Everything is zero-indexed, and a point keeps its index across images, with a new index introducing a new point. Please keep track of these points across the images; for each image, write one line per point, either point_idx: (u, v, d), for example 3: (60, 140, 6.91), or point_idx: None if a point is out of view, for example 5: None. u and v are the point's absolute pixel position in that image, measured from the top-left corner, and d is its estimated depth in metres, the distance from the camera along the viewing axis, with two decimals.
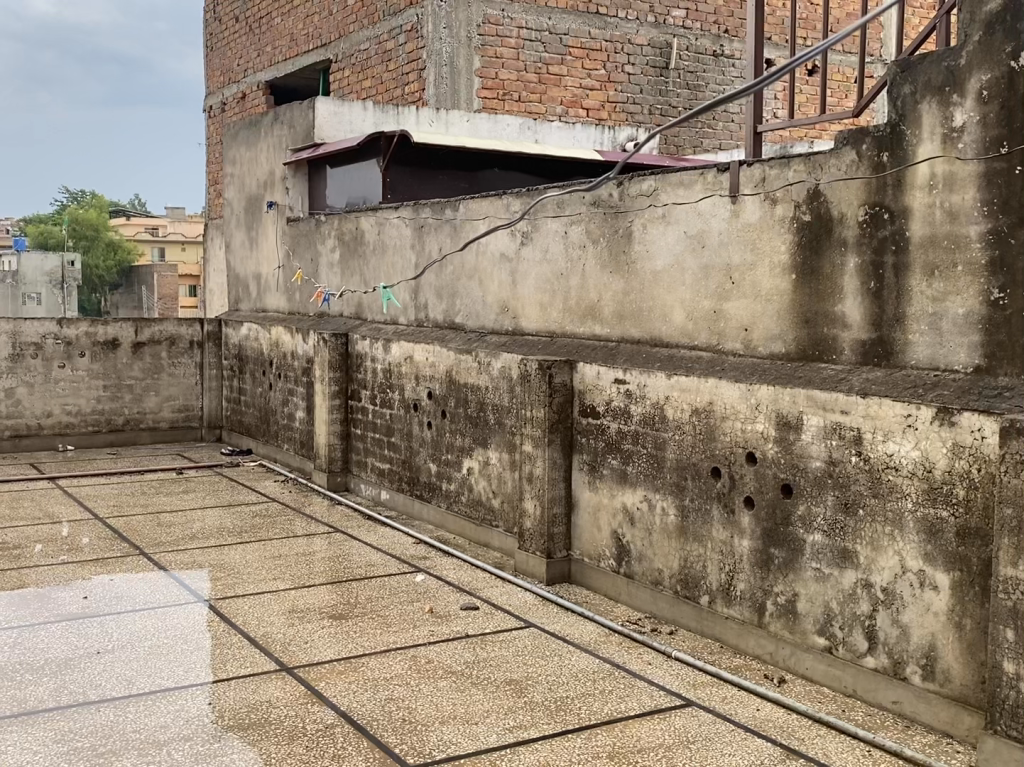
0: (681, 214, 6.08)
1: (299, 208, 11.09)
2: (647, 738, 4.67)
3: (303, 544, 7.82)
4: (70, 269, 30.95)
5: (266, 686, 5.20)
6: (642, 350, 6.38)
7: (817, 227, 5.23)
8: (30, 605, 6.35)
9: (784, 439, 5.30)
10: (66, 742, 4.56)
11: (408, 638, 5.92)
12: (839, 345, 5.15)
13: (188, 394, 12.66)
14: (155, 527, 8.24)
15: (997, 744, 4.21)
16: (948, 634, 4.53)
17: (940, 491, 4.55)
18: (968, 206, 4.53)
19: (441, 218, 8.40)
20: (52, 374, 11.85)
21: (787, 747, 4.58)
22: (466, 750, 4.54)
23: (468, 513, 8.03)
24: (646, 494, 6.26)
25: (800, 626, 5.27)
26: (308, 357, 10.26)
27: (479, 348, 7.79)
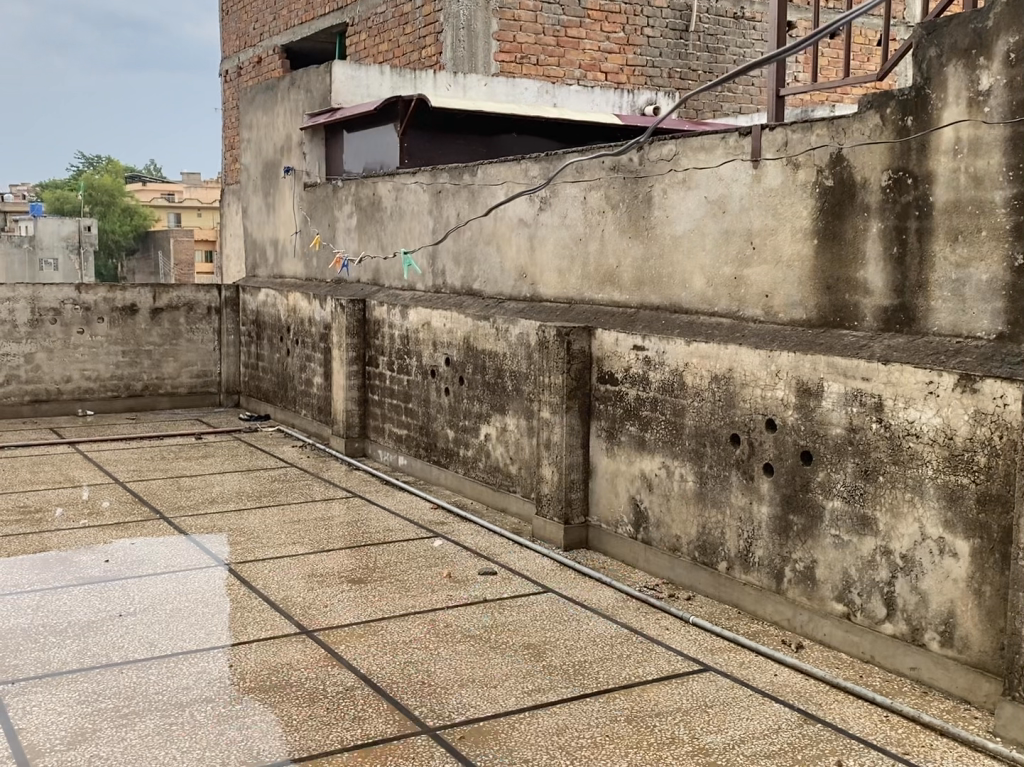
0: (702, 178, 6.03)
1: (317, 174, 11.03)
2: (665, 703, 4.69)
3: (322, 509, 7.86)
4: (87, 234, 31.03)
5: (286, 649, 5.25)
6: (662, 316, 6.36)
7: (840, 192, 5.18)
8: (52, 568, 6.42)
9: (804, 406, 5.28)
10: (90, 703, 4.62)
11: (428, 602, 5.97)
12: (861, 311, 5.12)
13: (207, 360, 12.70)
14: (175, 491, 8.30)
15: (1016, 710, 4.24)
16: (967, 601, 4.53)
17: (961, 458, 4.53)
18: (993, 171, 4.48)
19: (459, 182, 8.37)
20: (71, 339, 11.90)
21: (805, 712, 4.60)
22: (485, 714, 4.58)
23: (486, 479, 8.06)
24: (664, 461, 6.26)
25: (818, 593, 5.28)
26: (325, 323, 10.26)
27: (497, 314, 7.77)
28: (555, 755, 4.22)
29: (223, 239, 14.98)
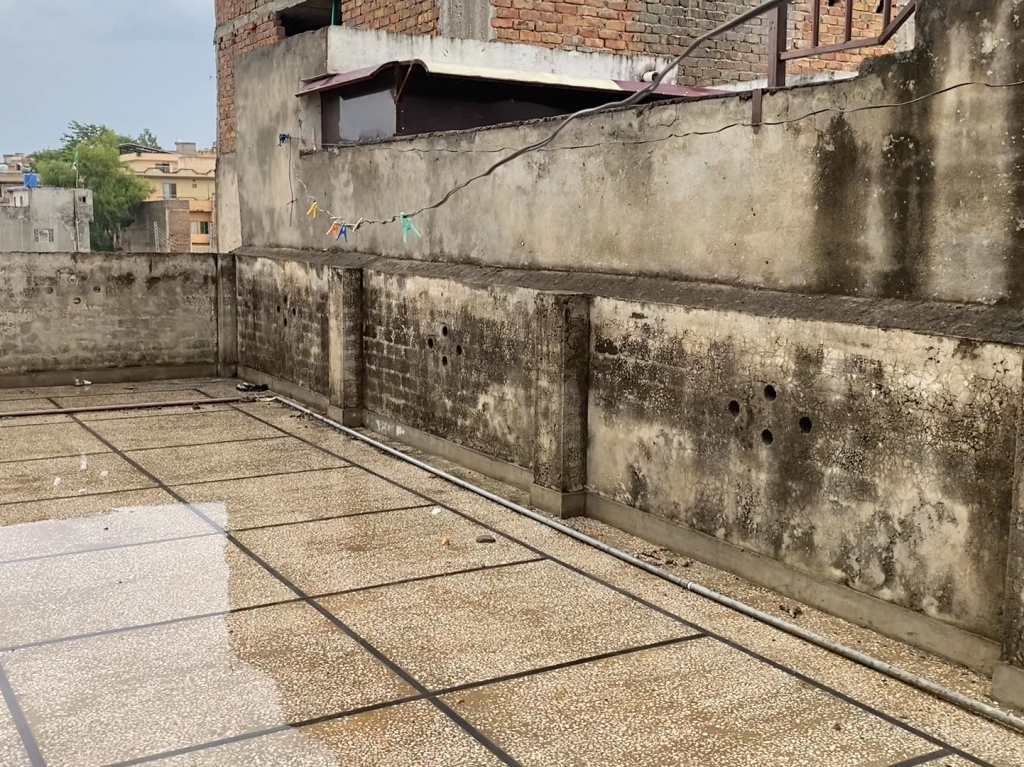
0: (703, 143, 5.99)
1: (313, 142, 11.02)
2: (663, 667, 4.71)
3: (320, 478, 7.86)
4: (82, 205, 30.86)
5: (287, 615, 5.25)
6: (661, 283, 6.34)
7: (841, 157, 5.15)
8: (52, 536, 6.42)
9: (803, 372, 5.27)
10: (90, 669, 4.63)
11: (427, 569, 5.97)
12: (861, 276, 5.10)
13: (203, 330, 12.67)
14: (173, 460, 8.30)
15: (1013, 674, 4.26)
16: (965, 566, 4.54)
17: (961, 424, 4.52)
18: (995, 135, 4.44)
19: (456, 149, 8.31)
20: (67, 309, 11.85)
21: (803, 676, 4.62)
22: (484, 678, 4.59)
23: (484, 448, 8.06)
24: (662, 428, 6.25)
25: (815, 558, 5.30)
26: (322, 292, 10.22)
27: (495, 282, 7.74)
28: (555, 719, 4.23)
29: (219, 209, 14.87)
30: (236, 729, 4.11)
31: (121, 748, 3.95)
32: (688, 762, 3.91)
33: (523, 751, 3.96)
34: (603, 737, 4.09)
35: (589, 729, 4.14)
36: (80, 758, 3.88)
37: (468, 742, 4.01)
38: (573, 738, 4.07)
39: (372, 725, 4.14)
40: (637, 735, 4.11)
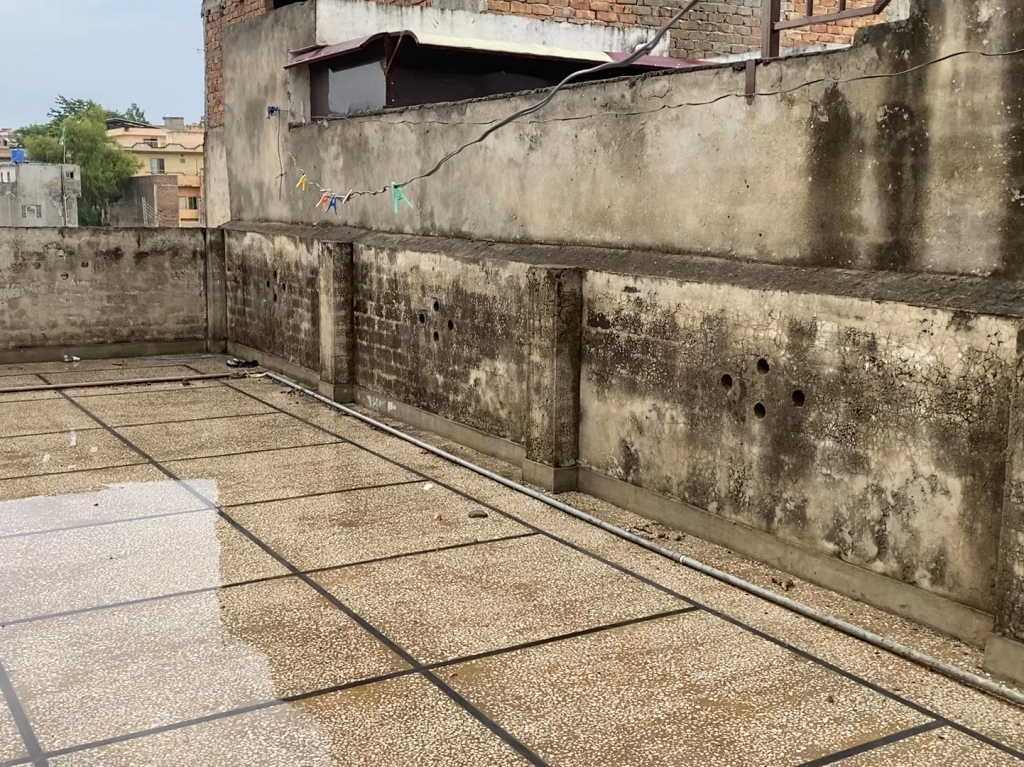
0: (696, 115, 5.94)
1: (302, 115, 10.95)
2: (656, 640, 4.71)
3: (311, 453, 7.84)
4: (70, 181, 30.59)
5: (279, 590, 5.24)
6: (654, 257, 6.30)
7: (835, 128, 5.11)
8: (41, 512, 6.39)
9: (796, 345, 5.25)
10: (81, 644, 4.61)
11: (419, 544, 5.96)
12: (855, 248, 5.07)
13: (193, 306, 12.60)
14: (163, 436, 8.26)
15: (1006, 646, 4.27)
16: (959, 538, 4.54)
17: (955, 396, 4.51)
18: (991, 105, 4.41)
19: (447, 122, 8.24)
20: (55, 285, 11.76)
21: (795, 649, 4.62)
22: (477, 652, 4.58)
23: (476, 423, 8.03)
24: (655, 402, 6.23)
25: (808, 531, 5.30)
26: (312, 267, 10.15)
27: (487, 257, 7.69)
28: (548, 692, 4.23)
29: (207, 183, 14.71)
30: (228, 703, 4.09)
31: (113, 724, 3.93)
32: (681, 735, 3.91)
33: (517, 724, 3.95)
34: (596, 710, 4.09)
35: (582, 702, 4.14)
36: (71, 733, 3.86)
37: (462, 716, 4.00)
38: (566, 712, 4.07)
39: (366, 699, 4.13)
40: (631, 708, 4.10)
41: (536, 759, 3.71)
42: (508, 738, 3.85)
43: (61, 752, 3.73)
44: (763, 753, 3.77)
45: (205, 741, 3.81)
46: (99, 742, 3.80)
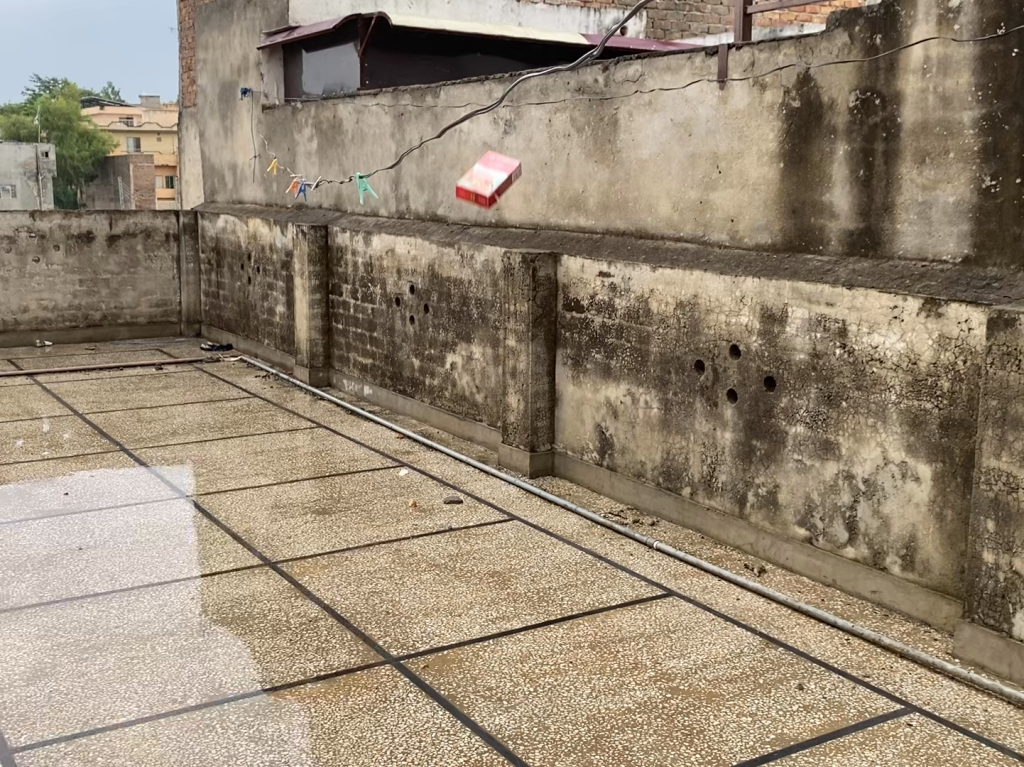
0: (669, 100, 5.91)
1: (275, 96, 10.95)
2: (628, 628, 4.71)
3: (286, 439, 7.80)
4: (43, 160, 30.19)
5: (250, 580, 5.22)
6: (627, 241, 6.28)
7: (807, 113, 5.08)
8: (12, 502, 6.34)
9: (768, 332, 5.24)
10: (49, 638, 4.58)
11: (394, 532, 5.95)
12: (826, 234, 5.05)
13: (166, 289, 12.50)
14: (137, 422, 8.20)
15: (974, 631, 4.29)
16: (928, 524, 4.56)
17: (925, 383, 4.51)
18: (962, 90, 4.39)
19: (421, 105, 8.18)
20: (27, 269, 11.64)
21: (766, 636, 4.63)
22: (449, 643, 4.57)
23: (451, 407, 8.01)
24: (629, 388, 6.22)
25: (780, 517, 5.31)
26: (287, 250, 10.07)
27: (461, 240, 7.65)
28: (519, 682, 4.23)
29: (181, 164, 14.51)
30: (197, 697, 4.08)
31: (80, 719, 3.91)
32: (651, 724, 3.92)
33: (487, 716, 3.95)
34: (566, 700, 4.09)
35: (554, 692, 4.14)
36: (38, 729, 3.84)
37: (432, 708, 4.00)
38: (537, 702, 4.07)
39: (336, 692, 4.13)
40: (602, 698, 4.11)
41: (505, 752, 3.71)
42: (479, 731, 3.85)
43: (27, 748, 3.71)
44: (731, 742, 3.78)
45: (173, 735, 3.79)
46: (66, 737, 3.78)
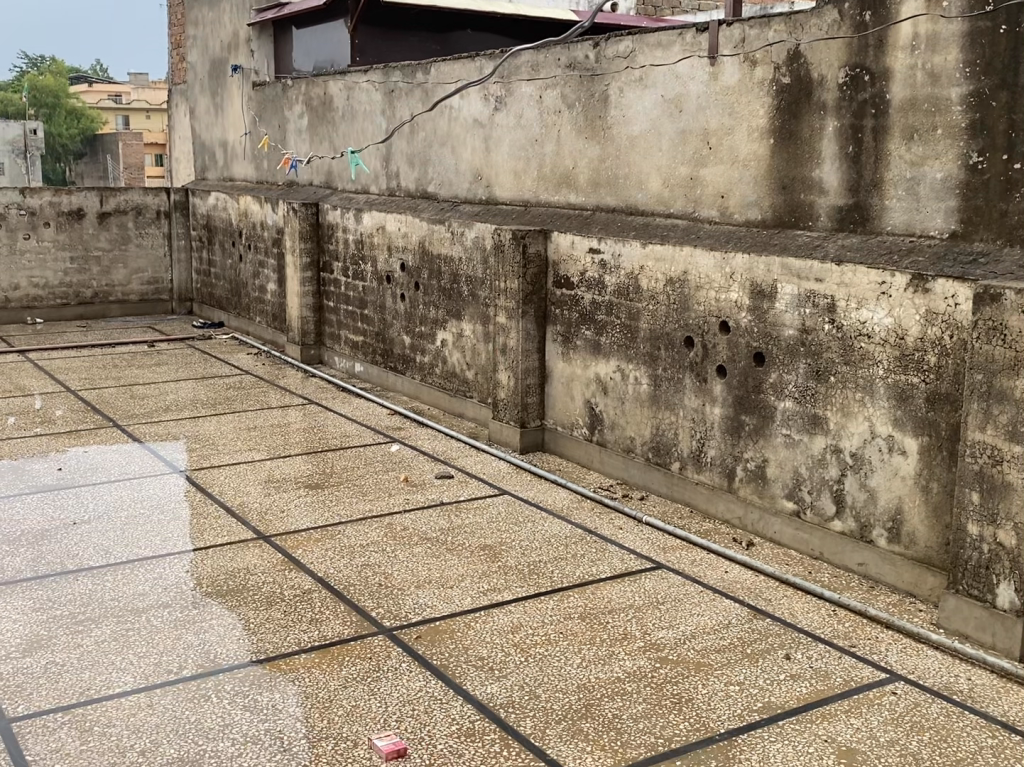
0: (659, 76, 5.92)
1: (265, 72, 10.90)
2: (618, 600, 4.76)
3: (278, 416, 7.83)
4: (31, 137, 29.97)
5: (244, 553, 5.26)
6: (618, 218, 6.30)
7: (796, 90, 5.11)
8: (5, 477, 6.36)
9: (757, 307, 5.29)
10: (45, 610, 4.62)
11: (386, 506, 5.99)
12: (815, 210, 5.08)
13: (157, 266, 12.48)
14: (129, 399, 8.23)
15: (958, 602, 4.36)
16: (915, 497, 4.62)
17: (912, 358, 4.56)
18: (950, 67, 4.42)
19: (412, 82, 8.17)
20: (17, 246, 11.61)
21: (754, 607, 4.69)
22: (441, 614, 4.62)
23: (442, 384, 8.04)
24: (619, 365, 6.26)
25: (768, 490, 5.37)
26: (278, 227, 10.06)
27: (452, 217, 7.66)
28: (510, 653, 4.28)
29: (171, 141, 14.45)
30: (193, 668, 4.12)
31: (77, 689, 3.95)
32: (641, 693, 3.98)
33: (479, 685, 4.01)
34: (557, 670, 4.14)
35: (544, 662, 4.20)
36: (35, 699, 3.88)
37: (425, 677, 4.06)
38: (528, 671, 4.13)
39: (331, 662, 4.18)
40: (592, 667, 4.17)
41: (498, 720, 3.76)
42: (471, 699, 3.90)
43: (25, 718, 3.75)
44: (719, 710, 3.85)
45: (170, 705, 3.84)
46: (63, 707, 3.82)
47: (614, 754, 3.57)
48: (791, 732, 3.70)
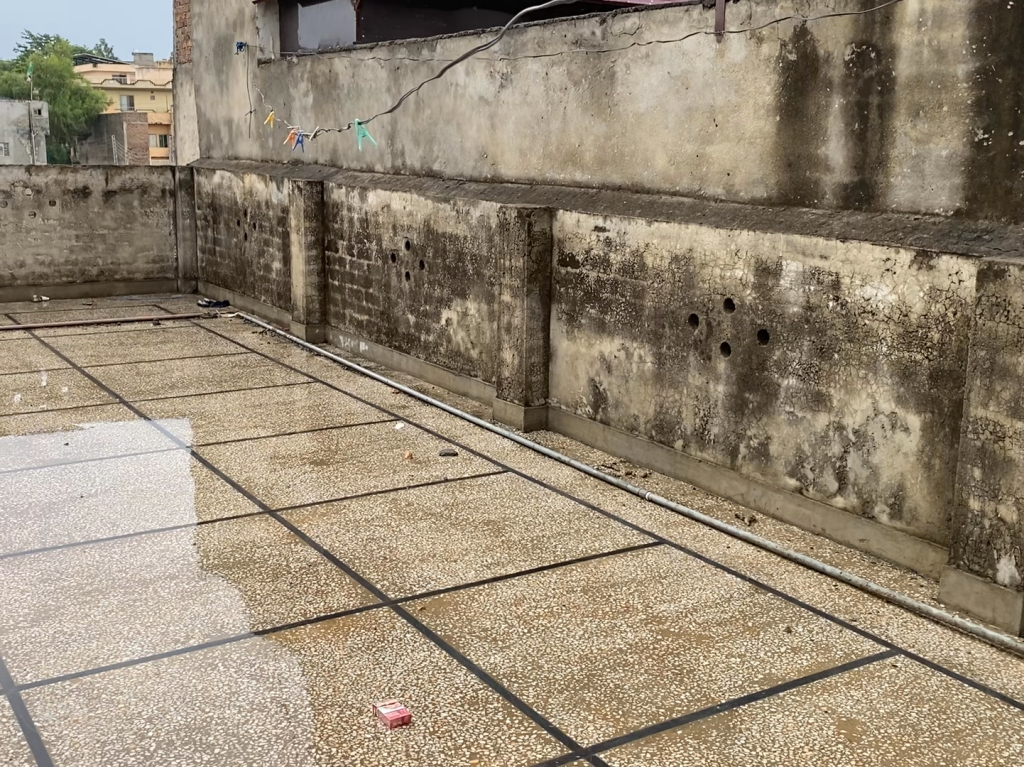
0: (666, 53, 5.92)
1: (270, 49, 10.79)
2: (620, 574, 4.80)
3: (283, 393, 7.86)
4: (37, 117, 29.87)
5: (250, 527, 5.30)
6: (623, 196, 6.31)
7: (803, 67, 5.11)
8: (12, 451, 6.40)
9: (762, 285, 5.30)
10: (52, 581, 4.65)
11: (390, 482, 6.02)
12: (821, 188, 5.09)
13: (162, 244, 12.49)
14: (135, 376, 8.26)
15: (959, 578, 4.39)
16: (917, 474, 4.64)
17: (916, 335, 4.58)
18: (957, 44, 4.41)
19: (417, 59, 8.16)
20: (23, 223, 11.62)
21: (755, 582, 4.72)
22: (445, 587, 4.66)
23: (447, 363, 8.07)
24: (623, 343, 6.27)
25: (771, 468, 5.39)
26: (283, 206, 10.06)
27: (457, 195, 7.66)
28: (513, 624, 4.32)
29: (176, 121, 14.42)
30: (199, 637, 4.16)
31: (85, 658, 4.00)
32: (642, 664, 4.01)
33: (482, 655, 4.05)
34: (560, 641, 4.18)
35: (547, 634, 4.23)
36: (44, 667, 3.92)
37: (429, 647, 4.10)
38: (532, 642, 4.16)
39: (336, 632, 4.22)
40: (594, 639, 4.21)
41: (501, 689, 3.80)
42: (474, 669, 3.94)
43: (34, 685, 3.79)
44: (720, 681, 3.88)
45: (177, 674, 3.88)
46: (71, 675, 3.86)
47: (616, 722, 3.60)
48: (791, 704, 3.73)
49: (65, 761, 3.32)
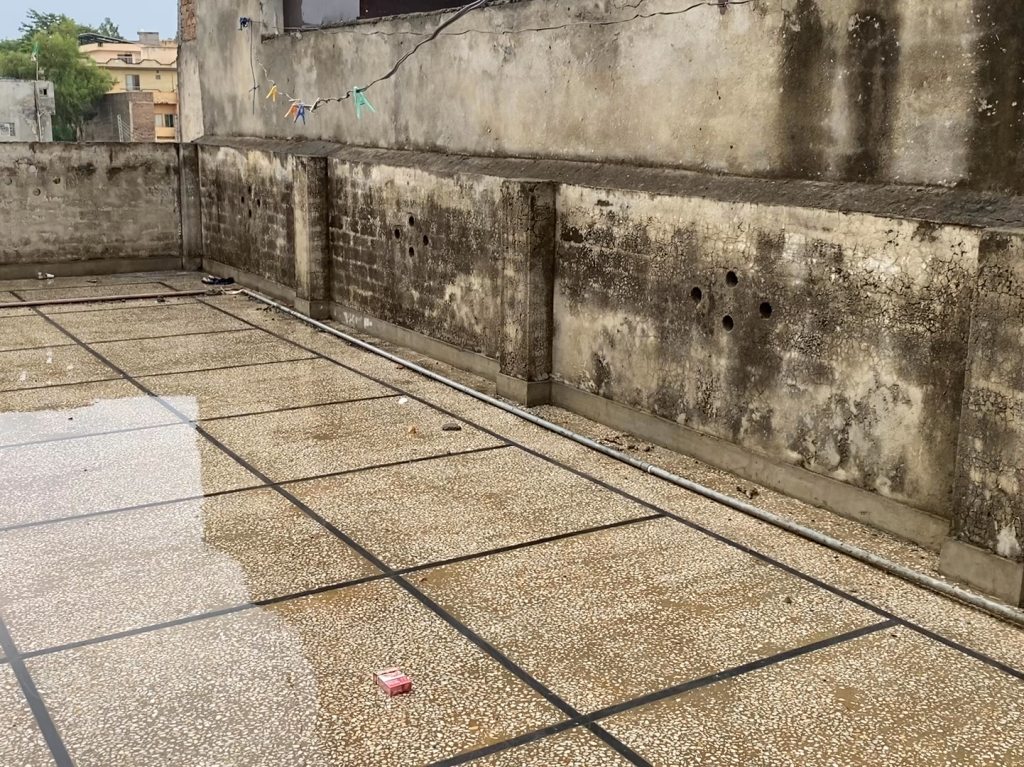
0: (669, 25, 5.89)
1: (275, 26, 10.67)
2: (621, 546, 4.81)
3: (287, 369, 7.87)
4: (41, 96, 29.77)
5: (253, 499, 5.33)
6: (627, 169, 6.28)
7: (807, 38, 5.07)
8: (18, 426, 6.43)
9: (765, 258, 5.29)
10: (56, 552, 4.68)
11: (392, 456, 6.04)
12: (823, 160, 5.06)
13: (167, 222, 12.49)
14: (140, 352, 8.28)
15: (960, 549, 4.39)
16: (918, 445, 4.64)
17: (918, 306, 4.57)
18: (961, 13, 4.38)
19: (421, 33, 8.12)
20: (27, 200, 11.64)
21: (756, 554, 4.73)
22: (447, 558, 4.68)
23: (450, 339, 8.07)
24: (626, 317, 6.27)
25: (773, 441, 5.40)
26: (286, 183, 10.04)
27: (461, 170, 7.63)
28: (513, 595, 4.34)
29: (180, 98, 14.39)
30: (202, 607, 4.19)
31: (89, 626, 4.03)
32: (642, 634, 4.03)
33: (483, 625, 4.06)
34: (560, 611, 4.20)
35: (547, 604, 4.25)
36: (47, 636, 3.95)
37: (430, 617, 4.12)
38: (532, 613, 4.18)
39: (338, 602, 4.24)
40: (595, 609, 4.22)
41: (501, 657, 3.82)
42: (474, 639, 3.96)
43: (38, 653, 3.82)
44: (719, 650, 3.89)
45: (179, 642, 3.90)
46: (75, 644, 3.89)
47: (615, 690, 3.62)
48: (790, 672, 3.74)
49: (67, 728, 3.35)
